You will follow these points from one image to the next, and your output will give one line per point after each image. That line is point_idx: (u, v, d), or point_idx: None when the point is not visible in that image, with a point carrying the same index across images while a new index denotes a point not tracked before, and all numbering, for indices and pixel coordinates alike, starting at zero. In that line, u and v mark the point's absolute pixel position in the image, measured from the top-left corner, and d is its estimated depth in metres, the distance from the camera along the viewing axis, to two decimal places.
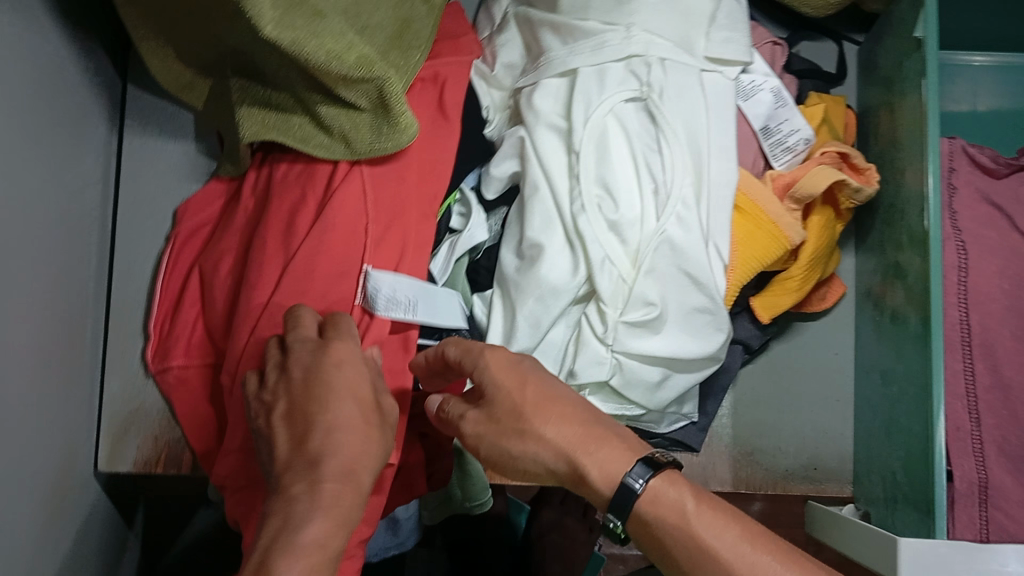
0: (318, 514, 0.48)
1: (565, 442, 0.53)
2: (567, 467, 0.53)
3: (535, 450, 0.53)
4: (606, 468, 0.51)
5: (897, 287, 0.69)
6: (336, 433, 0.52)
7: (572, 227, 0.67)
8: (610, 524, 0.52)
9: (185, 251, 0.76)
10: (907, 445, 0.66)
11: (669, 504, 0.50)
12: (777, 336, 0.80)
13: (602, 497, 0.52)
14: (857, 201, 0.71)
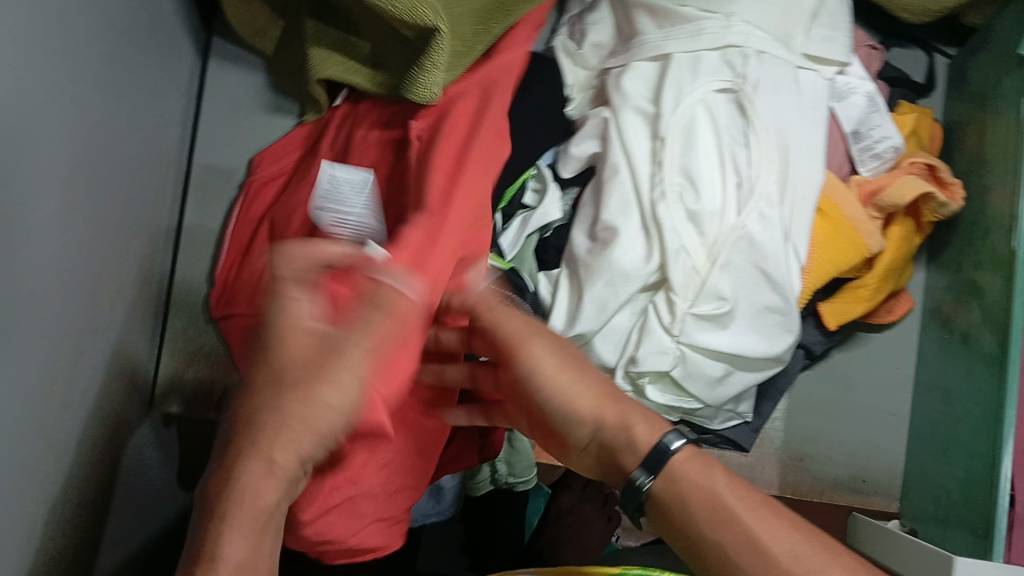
0: (233, 509, 0.41)
1: (571, 379, 0.49)
2: (611, 420, 0.47)
3: (561, 392, 0.49)
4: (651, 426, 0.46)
5: (973, 306, 0.68)
6: (268, 403, 0.43)
7: (649, 213, 0.67)
8: (629, 477, 0.49)
9: (257, 200, 0.76)
10: (968, 466, 0.65)
11: (695, 474, 0.43)
12: (840, 344, 0.79)
13: (627, 458, 0.46)
14: (940, 216, 0.70)
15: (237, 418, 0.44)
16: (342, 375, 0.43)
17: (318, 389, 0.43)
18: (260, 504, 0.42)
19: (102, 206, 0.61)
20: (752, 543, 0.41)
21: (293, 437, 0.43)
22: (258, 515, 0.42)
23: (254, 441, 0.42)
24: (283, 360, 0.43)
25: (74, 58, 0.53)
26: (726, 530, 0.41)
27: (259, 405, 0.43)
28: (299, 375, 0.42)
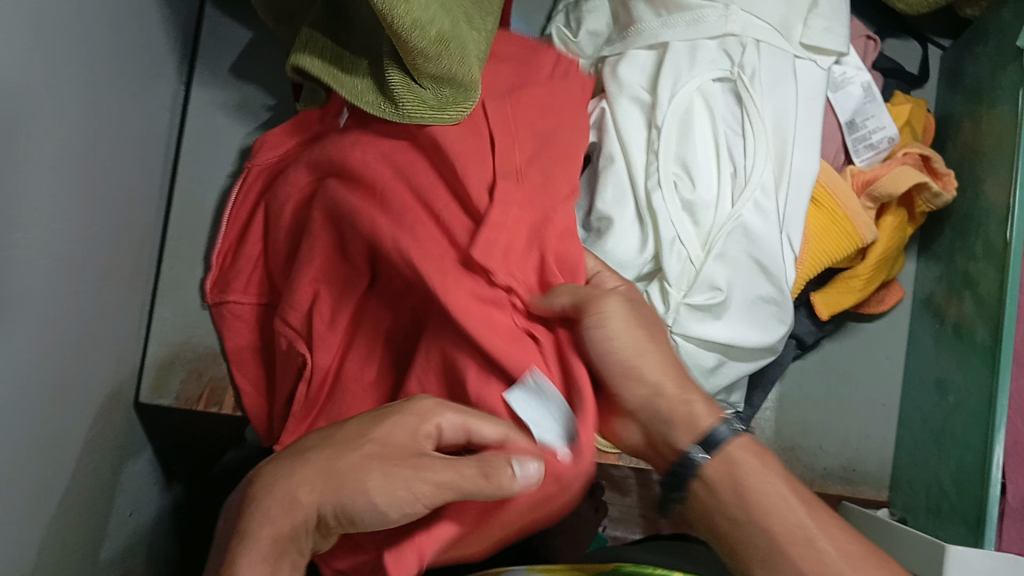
0: (256, 523, 0.46)
1: (637, 347, 0.53)
2: (674, 390, 0.53)
3: (632, 345, 0.52)
4: (712, 408, 0.53)
5: (965, 297, 0.69)
6: (331, 457, 0.46)
7: (644, 203, 0.67)
8: (697, 458, 0.51)
9: (255, 184, 0.75)
10: (960, 457, 0.65)
11: (753, 464, 0.51)
12: (829, 334, 0.80)
13: (692, 432, 0.52)
14: (934, 207, 0.70)
15: (305, 444, 0.48)
16: (406, 489, 0.45)
17: (373, 478, 0.45)
18: (279, 531, 0.46)
19: (90, 194, 0.60)
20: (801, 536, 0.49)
21: (333, 505, 0.45)
22: (270, 536, 0.46)
23: (298, 479, 0.46)
24: (378, 434, 0.46)
25: (61, 44, 0.53)
26: (781, 521, 0.49)
27: (330, 456, 0.46)
28: (375, 453, 0.46)
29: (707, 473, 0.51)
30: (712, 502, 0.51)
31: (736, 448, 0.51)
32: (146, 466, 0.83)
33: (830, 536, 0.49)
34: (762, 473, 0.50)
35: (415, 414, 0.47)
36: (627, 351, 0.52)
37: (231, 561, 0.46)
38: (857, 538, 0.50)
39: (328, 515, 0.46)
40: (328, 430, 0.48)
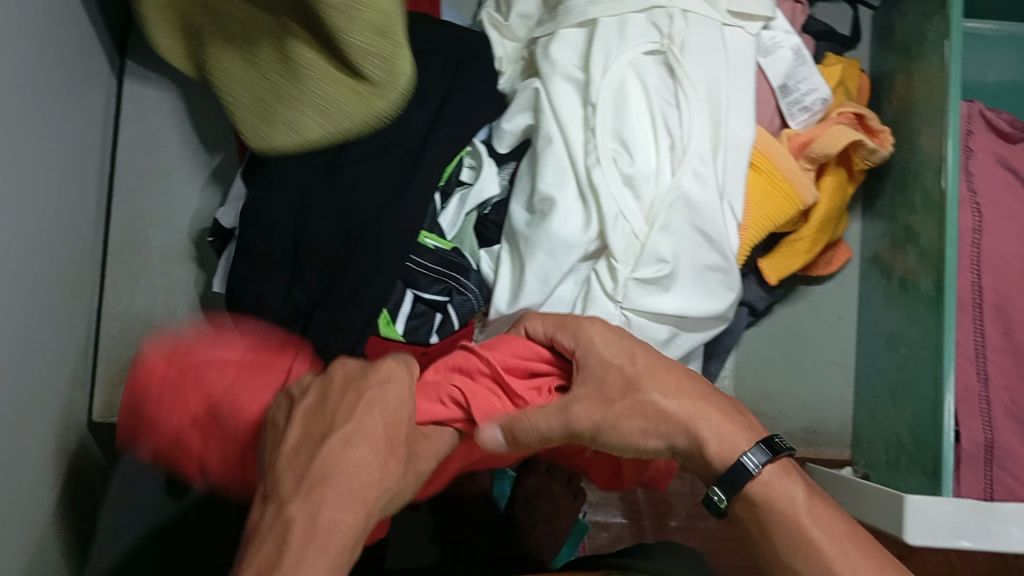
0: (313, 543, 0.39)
1: (646, 426, 0.49)
2: (686, 440, 0.49)
3: (636, 429, 0.50)
4: (722, 439, 0.48)
5: (909, 251, 0.69)
6: (370, 455, 0.44)
7: (585, 180, 0.67)
8: (714, 497, 0.47)
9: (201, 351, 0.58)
10: (915, 409, 0.66)
11: (780, 483, 0.46)
12: (782, 298, 0.80)
13: (712, 473, 0.48)
14: (871, 163, 0.70)
15: (315, 475, 0.42)
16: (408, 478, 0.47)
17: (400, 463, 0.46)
18: (365, 523, 0.43)
19: (21, 210, 0.59)
20: (814, 552, 0.44)
21: (379, 496, 0.44)
22: (352, 542, 0.41)
23: (362, 482, 0.43)
24: (371, 424, 0.45)
25: None
26: (795, 543, 0.45)
27: (364, 451, 0.44)
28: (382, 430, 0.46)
29: (734, 502, 0.48)
30: (741, 522, 0.48)
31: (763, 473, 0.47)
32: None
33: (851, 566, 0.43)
34: (787, 493, 0.46)
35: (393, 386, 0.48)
36: (642, 434, 0.50)
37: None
38: (869, 550, 0.44)
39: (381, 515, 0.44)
40: (330, 431, 0.45)
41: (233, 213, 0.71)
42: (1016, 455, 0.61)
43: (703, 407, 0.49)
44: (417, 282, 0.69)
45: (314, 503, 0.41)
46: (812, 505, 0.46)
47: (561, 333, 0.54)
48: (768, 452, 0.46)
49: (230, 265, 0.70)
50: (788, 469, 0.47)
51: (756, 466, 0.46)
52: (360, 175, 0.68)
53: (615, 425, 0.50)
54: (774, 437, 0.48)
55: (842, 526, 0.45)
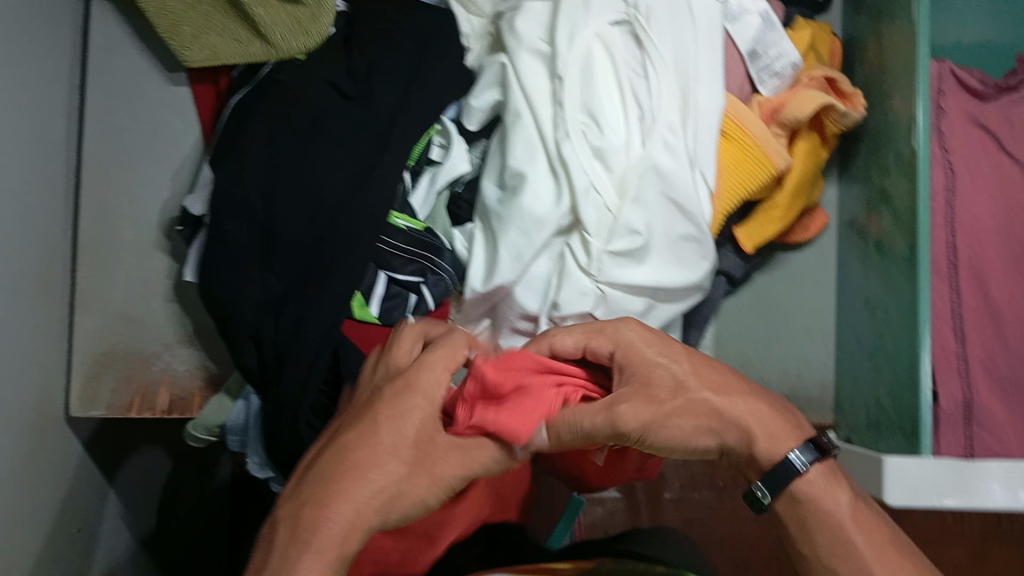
0: (317, 536, 0.42)
1: (703, 427, 0.48)
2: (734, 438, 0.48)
3: (686, 428, 0.48)
4: (773, 440, 0.48)
5: (884, 214, 0.68)
6: (370, 462, 0.44)
7: (555, 154, 0.66)
8: (757, 493, 0.48)
9: None
10: (893, 371, 0.65)
11: (824, 485, 0.47)
12: (760, 267, 0.81)
13: (757, 468, 0.48)
14: (843, 127, 0.69)
15: (326, 461, 0.45)
16: (431, 481, 0.46)
17: (408, 466, 0.45)
18: (355, 529, 0.43)
19: None
20: (852, 554, 0.46)
21: (378, 499, 0.44)
22: (337, 542, 0.42)
23: (351, 488, 0.43)
24: (386, 437, 0.45)
25: None
26: (836, 536, 0.46)
27: (365, 457, 0.44)
28: (395, 441, 0.45)
29: (777, 500, 0.48)
30: (782, 517, 0.48)
31: (810, 472, 0.47)
32: (86, 480, 0.81)
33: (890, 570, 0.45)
34: (829, 494, 0.47)
35: (420, 393, 0.47)
36: (695, 432, 0.48)
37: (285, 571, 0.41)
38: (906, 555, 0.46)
39: (388, 518, 0.44)
40: (343, 432, 0.46)
41: (203, 200, 0.70)
42: (995, 415, 0.60)
43: (754, 407, 0.48)
44: (389, 263, 0.69)
45: (302, 506, 0.43)
46: (856, 508, 0.47)
47: (595, 338, 0.50)
48: (815, 454, 0.47)
49: (201, 252, 0.70)
50: (834, 470, 0.48)
51: (802, 467, 0.47)
52: (329, 159, 0.67)
53: (665, 426, 0.48)
54: (823, 438, 0.48)
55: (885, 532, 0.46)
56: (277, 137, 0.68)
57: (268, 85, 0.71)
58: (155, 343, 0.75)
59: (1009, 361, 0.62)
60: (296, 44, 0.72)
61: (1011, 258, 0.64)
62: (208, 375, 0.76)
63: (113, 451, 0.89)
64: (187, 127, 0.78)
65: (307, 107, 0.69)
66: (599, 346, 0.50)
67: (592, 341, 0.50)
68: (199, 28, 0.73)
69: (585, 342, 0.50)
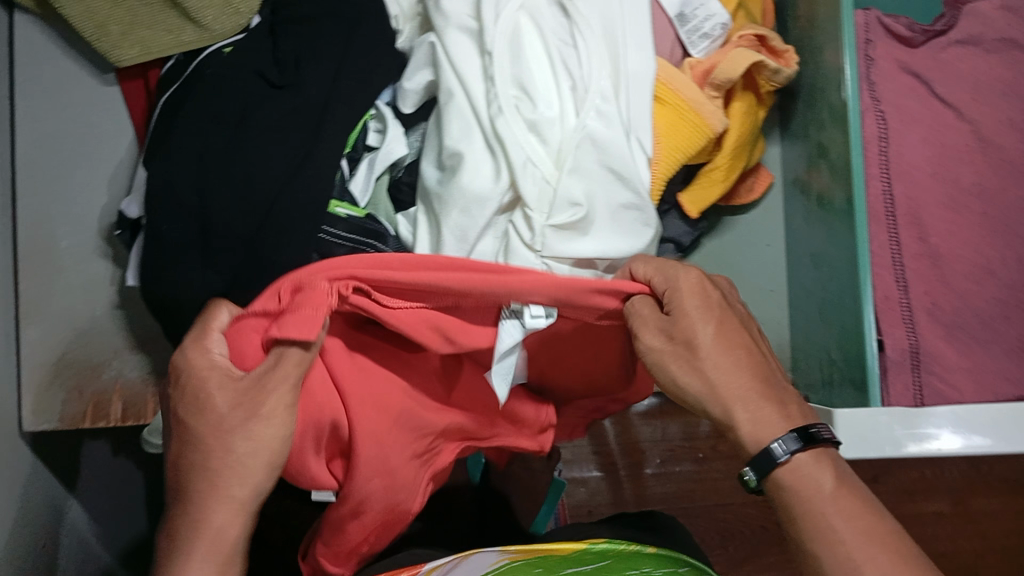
0: None
1: (705, 393, 0.52)
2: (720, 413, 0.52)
3: (682, 380, 0.52)
4: (758, 425, 0.51)
5: (822, 168, 0.69)
6: None
7: (490, 131, 0.65)
8: (747, 476, 0.52)
9: None
10: (841, 324, 0.66)
11: (811, 470, 0.50)
12: (709, 232, 0.81)
13: (747, 453, 0.52)
14: (776, 83, 0.70)
15: None
16: (269, 427, 0.49)
17: None
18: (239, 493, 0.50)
19: None
20: (834, 539, 0.49)
21: None
22: None
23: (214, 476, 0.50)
24: (209, 417, 0.50)
25: None
26: (821, 525, 0.49)
27: (200, 453, 0.50)
28: None
29: (768, 482, 0.52)
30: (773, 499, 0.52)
31: (798, 457, 0.51)
32: (46, 494, 0.80)
33: (864, 554, 0.48)
34: (817, 480, 0.50)
35: (204, 361, 0.50)
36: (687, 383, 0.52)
37: None
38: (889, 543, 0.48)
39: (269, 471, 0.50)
40: None
41: (139, 201, 0.69)
42: (942, 358, 0.61)
43: (749, 386, 0.51)
44: (331, 252, 0.67)
45: None
46: (840, 493, 0.50)
47: (658, 275, 0.52)
48: (800, 442, 0.50)
49: (141, 253, 0.69)
50: (821, 456, 0.51)
51: (786, 453, 0.50)
52: (263, 150, 0.66)
53: (666, 367, 0.52)
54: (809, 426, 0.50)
55: (866, 518, 0.49)
56: (208, 131, 0.67)
57: (195, 80, 0.70)
58: (105, 350, 0.74)
59: (953, 304, 0.62)
60: (228, 20, 0.71)
61: (949, 202, 0.64)
62: (161, 380, 0.75)
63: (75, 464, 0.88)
64: (121, 129, 0.77)
65: (237, 99, 0.68)
66: (658, 282, 0.52)
67: (656, 276, 0.52)
68: (127, 25, 0.71)
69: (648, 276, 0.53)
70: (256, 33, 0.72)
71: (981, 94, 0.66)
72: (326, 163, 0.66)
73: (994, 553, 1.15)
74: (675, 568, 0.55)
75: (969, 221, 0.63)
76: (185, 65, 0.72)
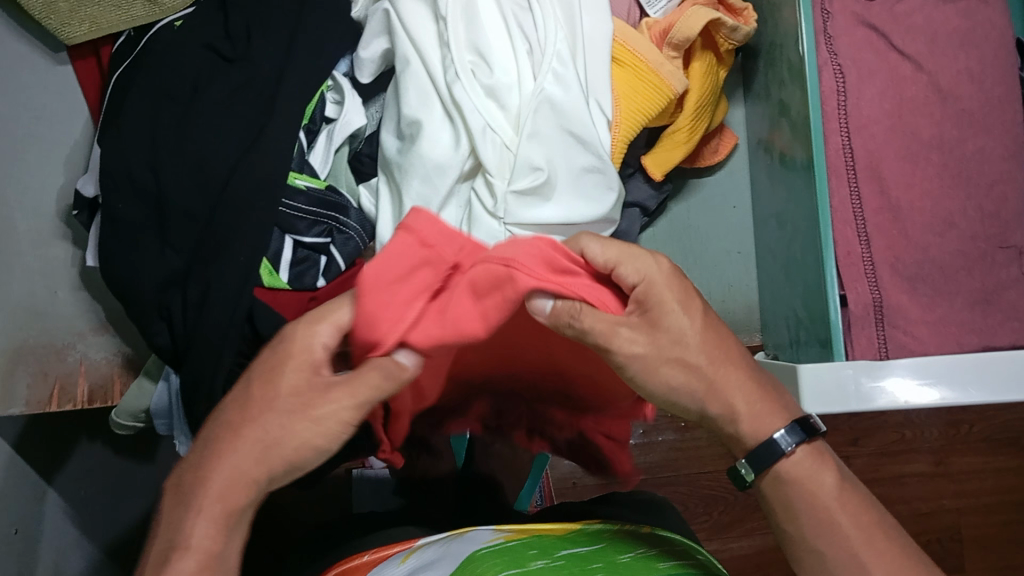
0: (199, 495, 0.41)
1: (692, 380, 0.46)
2: (718, 409, 0.47)
3: (673, 382, 0.46)
4: (757, 419, 0.47)
5: (784, 126, 0.71)
6: (250, 420, 0.42)
7: (448, 98, 0.65)
8: (742, 470, 0.48)
9: None
10: (806, 281, 0.68)
11: (812, 467, 0.48)
12: (675, 196, 0.81)
13: (742, 446, 0.48)
14: (736, 42, 0.69)
15: (207, 447, 0.42)
16: (328, 416, 0.42)
17: (281, 424, 0.42)
18: (231, 497, 0.41)
19: None
20: (841, 536, 0.46)
21: (269, 456, 0.42)
22: (219, 498, 0.41)
23: (215, 475, 0.41)
24: (264, 393, 0.42)
25: None
26: (825, 524, 0.47)
27: (246, 416, 0.42)
28: (285, 401, 0.42)
29: (762, 476, 0.48)
30: (765, 494, 0.49)
31: (795, 454, 0.48)
32: (40, 488, 0.80)
33: (882, 560, 0.46)
34: (817, 476, 0.48)
35: (302, 347, 0.43)
36: (679, 388, 0.47)
37: (172, 539, 0.40)
38: (887, 534, 0.47)
39: (272, 471, 0.42)
40: (228, 412, 0.43)
41: (94, 180, 0.69)
42: (905, 311, 0.61)
43: (738, 378, 0.47)
44: (293, 227, 0.66)
45: (189, 469, 0.42)
46: (843, 492, 0.48)
47: (626, 262, 0.43)
48: (804, 435, 0.47)
49: (99, 233, 0.68)
50: (819, 451, 0.48)
51: (788, 448, 0.47)
52: (217, 125, 0.66)
53: (655, 372, 0.45)
54: (810, 419, 0.47)
55: (868, 512, 0.47)
56: (162, 108, 0.66)
57: (148, 55, 0.68)
58: (67, 332, 0.75)
59: (915, 255, 0.62)
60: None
61: (908, 153, 0.63)
62: (127, 360, 0.78)
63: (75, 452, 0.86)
64: (75, 110, 0.76)
65: (189, 73, 0.67)
66: (628, 274, 0.44)
67: (624, 264, 0.44)
68: (74, 3, 0.68)
69: (617, 261, 0.43)
70: (206, 6, 0.71)
71: (938, 46, 0.64)
72: (281, 134, 0.65)
73: (975, 510, 1.16)
74: (671, 546, 0.55)
75: (927, 172, 0.63)
76: (137, 40, 0.72)
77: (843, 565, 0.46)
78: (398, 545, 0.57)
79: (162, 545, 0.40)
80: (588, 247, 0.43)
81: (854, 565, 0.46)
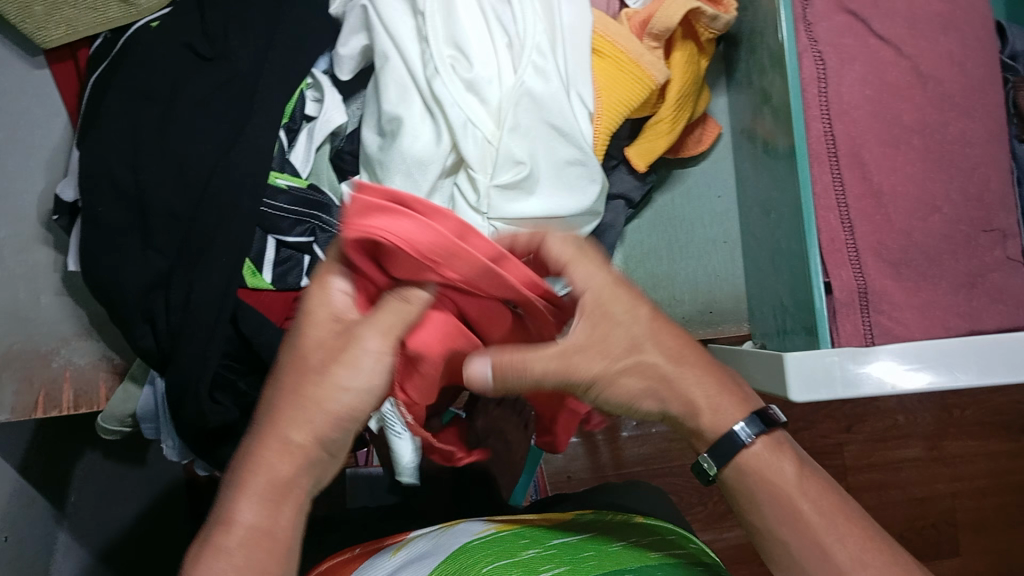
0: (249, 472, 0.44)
1: (655, 385, 0.47)
2: (681, 410, 0.49)
3: (633, 390, 0.47)
4: (715, 413, 0.48)
5: (767, 114, 0.70)
6: (284, 396, 0.44)
7: (428, 93, 0.64)
8: (703, 464, 0.49)
9: None
10: (791, 270, 0.67)
11: (771, 459, 0.49)
12: (659, 186, 0.81)
13: (704, 440, 0.49)
14: (715, 31, 0.69)
15: (258, 422, 0.46)
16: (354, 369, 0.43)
17: (313, 389, 0.44)
18: (274, 474, 0.44)
19: None
20: (804, 526, 0.48)
21: (305, 421, 0.44)
22: (264, 476, 0.44)
23: (263, 458, 0.44)
24: (294, 359, 0.44)
25: None
26: (789, 516, 0.48)
27: (282, 386, 0.45)
28: (314, 362, 0.44)
29: (723, 469, 0.50)
30: (729, 484, 0.50)
31: (753, 445, 0.49)
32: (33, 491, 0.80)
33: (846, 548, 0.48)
34: (777, 467, 0.49)
35: (323, 307, 0.44)
36: (642, 394, 0.48)
37: (225, 512, 0.45)
38: (852, 521, 0.49)
39: (318, 438, 0.44)
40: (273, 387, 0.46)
41: (73, 184, 0.68)
42: (890, 296, 0.61)
43: (697, 376, 0.48)
44: (277, 226, 0.66)
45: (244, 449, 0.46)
46: (804, 481, 0.49)
47: (578, 262, 0.46)
48: (764, 426, 0.48)
49: (79, 238, 0.68)
50: (778, 443, 0.50)
51: (748, 439, 0.48)
52: (196, 126, 0.65)
53: (614, 384, 0.46)
54: (768, 411, 0.49)
55: (830, 501, 0.49)
56: (140, 110, 0.66)
57: (123, 56, 0.68)
58: (51, 338, 0.74)
59: (899, 240, 0.62)
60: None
61: (890, 138, 0.63)
62: (114, 364, 0.75)
63: (67, 459, 0.86)
64: (53, 113, 0.75)
65: (166, 74, 0.67)
66: (577, 274, 0.46)
67: (574, 263, 0.46)
68: (51, 6, 0.67)
69: (569, 259, 0.46)
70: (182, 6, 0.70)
71: (917, 29, 0.65)
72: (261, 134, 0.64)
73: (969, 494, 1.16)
74: (666, 535, 0.55)
75: (909, 156, 0.63)
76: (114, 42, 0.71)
77: (810, 555, 0.48)
78: (390, 538, 0.57)
79: (216, 518, 0.45)
80: (549, 242, 0.47)
81: (822, 558, 0.48)
